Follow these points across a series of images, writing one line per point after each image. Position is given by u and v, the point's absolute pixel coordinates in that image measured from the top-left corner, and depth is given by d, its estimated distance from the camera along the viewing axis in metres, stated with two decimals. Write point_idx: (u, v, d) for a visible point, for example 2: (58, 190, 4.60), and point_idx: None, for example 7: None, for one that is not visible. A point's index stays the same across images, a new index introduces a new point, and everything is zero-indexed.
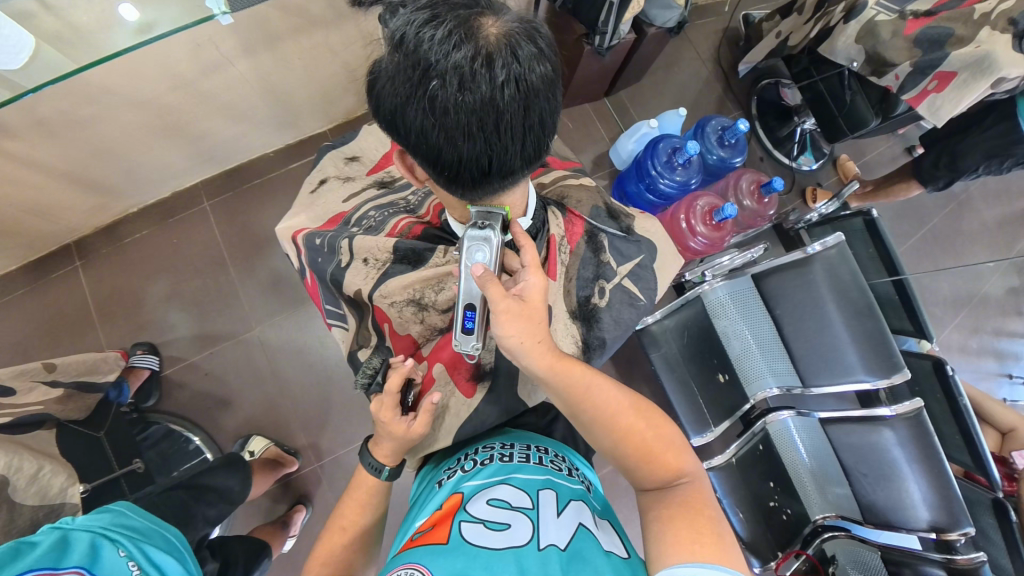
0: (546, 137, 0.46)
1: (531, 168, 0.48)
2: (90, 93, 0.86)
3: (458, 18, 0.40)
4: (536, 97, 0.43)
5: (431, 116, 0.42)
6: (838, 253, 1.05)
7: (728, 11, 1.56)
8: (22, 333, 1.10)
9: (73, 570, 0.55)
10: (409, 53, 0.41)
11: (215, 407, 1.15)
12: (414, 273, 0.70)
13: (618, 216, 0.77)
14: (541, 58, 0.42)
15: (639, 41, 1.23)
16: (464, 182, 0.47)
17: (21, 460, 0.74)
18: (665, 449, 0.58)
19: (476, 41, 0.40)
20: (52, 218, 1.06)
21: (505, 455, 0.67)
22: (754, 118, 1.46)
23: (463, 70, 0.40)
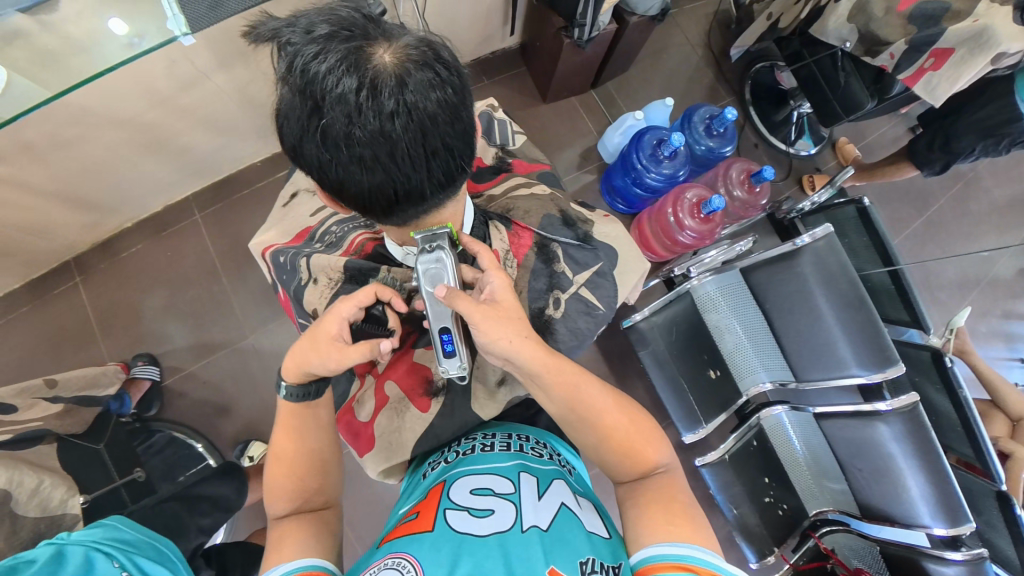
0: (456, 160, 0.46)
1: (447, 192, 0.48)
2: (70, 116, 0.88)
3: (343, 49, 0.40)
4: (434, 124, 0.42)
5: (326, 150, 0.42)
6: (827, 244, 1.02)
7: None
8: (28, 348, 1.15)
9: None
10: (299, 88, 0.41)
11: (215, 415, 1.19)
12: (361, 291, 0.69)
13: (573, 223, 0.76)
14: (437, 84, 0.41)
15: (622, 30, 1.20)
16: (376, 210, 0.47)
17: (22, 474, 0.77)
18: (642, 442, 0.58)
19: (361, 72, 0.39)
20: (49, 236, 1.10)
21: (487, 445, 0.68)
22: (748, 103, 1.41)
23: (350, 104, 0.40)
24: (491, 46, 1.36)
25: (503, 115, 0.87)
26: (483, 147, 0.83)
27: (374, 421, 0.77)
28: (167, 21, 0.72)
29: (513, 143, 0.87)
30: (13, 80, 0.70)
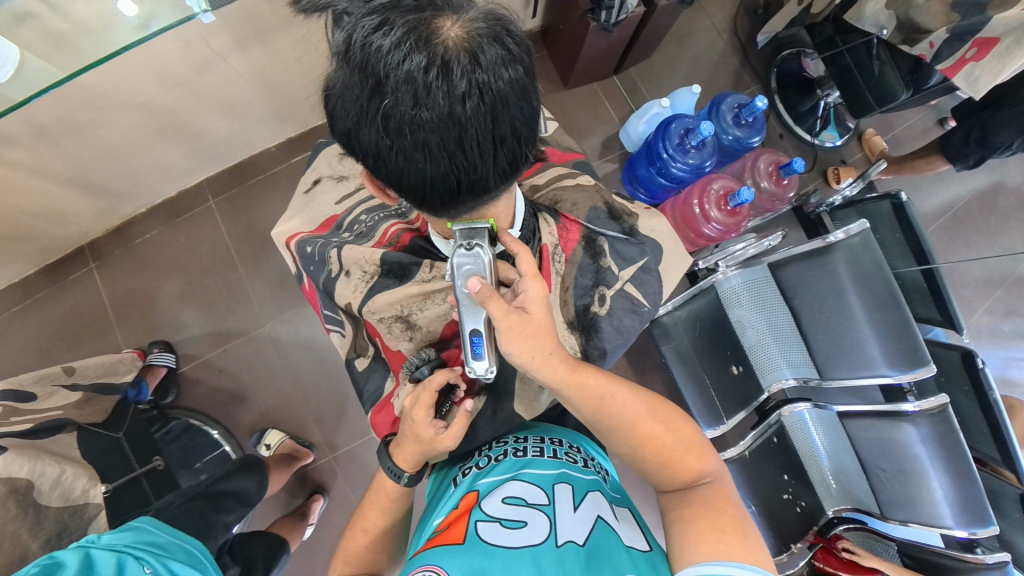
0: (522, 147, 0.43)
1: (508, 182, 0.46)
2: (83, 98, 0.85)
3: (409, 22, 0.37)
4: (504, 105, 0.40)
5: (387, 136, 0.40)
6: (862, 241, 0.97)
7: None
8: (42, 335, 1.14)
9: None
10: (359, 67, 0.38)
11: (231, 403, 1.18)
12: (403, 287, 0.67)
13: (618, 217, 0.73)
14: (508, 61, 0.39)
15: (649, 14, 1.16)
16: (435, 202, 0.44)
17: (44, 465, 0.76)
18: (685, 450, 0.58)
19: (429, 47, 0.37)
20: (64, 222, 1.08)
21: (519, 450, 0.68)
22: (774, 92, 1.36)
23: (418, 84, 0.37)
24: None
25: None
26: None
27: None
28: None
29: (544, 129, 0.84)
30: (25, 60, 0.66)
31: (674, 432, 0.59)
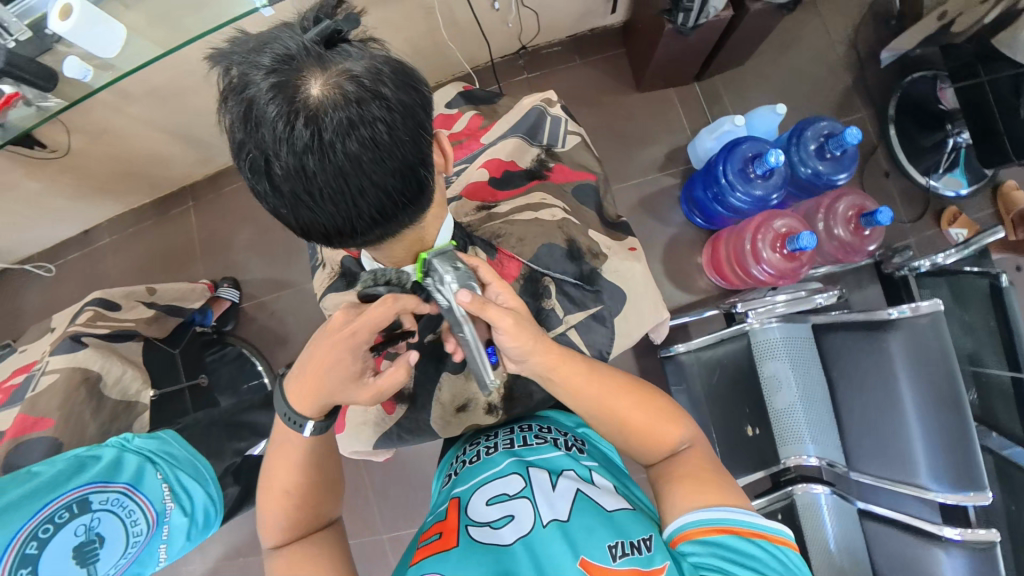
0: (391, 200, 0.45)
1: (387, 230, 0.48)
2: (184, 67, 1.00)
3: (266, 85, 0.40)
4: (354, 166, 0.42)
5: (257, 183, 0.44)
6: (930, 324, 0.82)
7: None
8: (148, 255, 1.39)
9: (122, 486, 0.78)
10: (233, 121, 0.43)
11: (275, 342, 1.35)
12: (347, 291, 0.74)
13: (580, 256, 0.70)
14: (358, 125, 0.41)
15: (739, 19, 1.03)
16: (315, 241, 0.49)
17: (109, 365, 0.95)
18: (665, 422, 0.59)
19: (282, 106, 0.40)
20: (170, 165, 1.29)
21: (489, 447, 0.68)
22: (891, 121, 1.14)
23: (269, 144, 0.41)
24: (589, 23, 1.25)
25: (559, 112, 0.82)
26: (520, 148, 0.79)
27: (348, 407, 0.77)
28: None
29: (563, 144, 0.81)
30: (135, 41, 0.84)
31: (615, 401, 0.60)
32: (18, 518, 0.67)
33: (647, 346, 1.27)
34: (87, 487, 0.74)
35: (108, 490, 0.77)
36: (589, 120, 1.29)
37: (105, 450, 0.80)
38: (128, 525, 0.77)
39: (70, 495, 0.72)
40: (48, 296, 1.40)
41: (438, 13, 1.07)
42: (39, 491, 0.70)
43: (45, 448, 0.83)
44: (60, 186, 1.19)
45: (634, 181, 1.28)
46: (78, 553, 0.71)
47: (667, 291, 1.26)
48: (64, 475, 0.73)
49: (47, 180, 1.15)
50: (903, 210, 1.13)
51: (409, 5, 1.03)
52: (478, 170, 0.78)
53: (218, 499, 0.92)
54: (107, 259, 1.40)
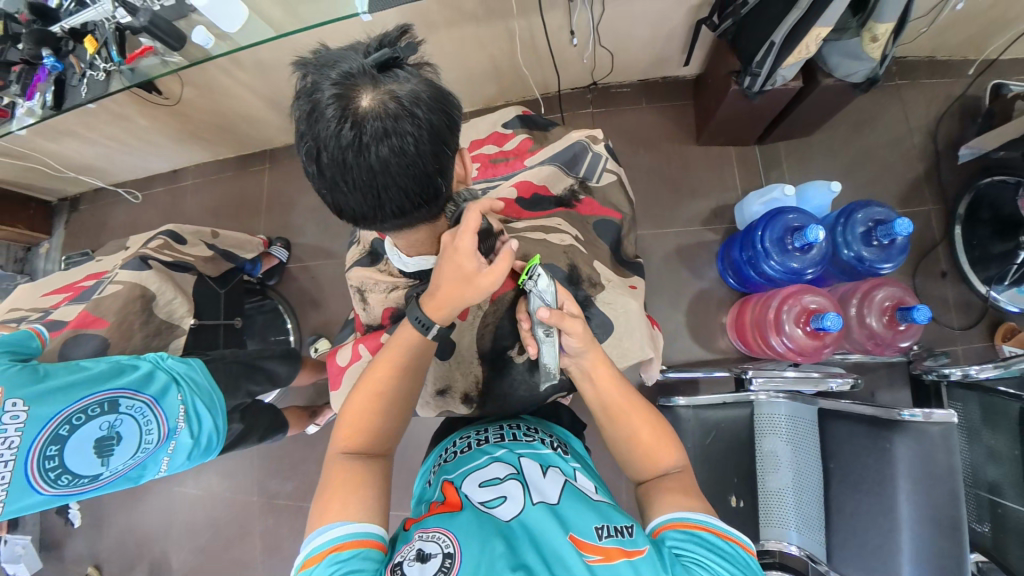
0: (408, 199, 0.53)
1: (403, 221, 0.57)
2: (292, 48, 1.14)
3: (328, 92, 0.49)
4: (384, 166, 0.50)
5: (309, 166, 0.54)
6: (942, 434, 0.78)
7: (975, 74, 1.18)
8: (223, 202, 1.56)
9: (146, 398, 0.87)
10: (300, 114, 0.52)
11: (309, 306, 1.48)
12: (370, 268, 0.83)
13: (578, 283, 0.74)
14: (391, 135, 0.49)
15: (809, 91, 1.04)
16: (344, 219, 0.58)
17: (165, 289, 1.07)
18: (658, 444, 0.61)
19: (336, 111, 0.49)
20: (259, 128, 1.45)
21: (480, 438, 0.71)
22: (957, 220, 1.07)
23: (322, 138, 0.50)
24: (662, 70, 1.30)
25: (601, 150, 0.91)
26: (555, 176, 0.88)
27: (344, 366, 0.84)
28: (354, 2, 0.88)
29: (597, 179, 0.90)
30: (253, 18, 0.96)
31: (626, 417, 0.62)
32: (59, 402, 0.79)
33: (652, 392, 1.26)
34: (119, 392, 0.85)
35: (135, 399, 0.86)
36: (640, 161, 1.32)
37: (143, 362, 0.90)
38: (143, 432, 0.87)
39: (103, 394, 0.83)
40: (132, 219, 1.60)
41: (518, 37, 1.16)
42: (79, 384, 0.81)
43: (96, 345, 0.96)
44: (166, 127, 1.37)
45: (673, 229, 1.29)
46: (98, 445, 0.82)
47: (683, 342, 1.26)
48: (104, 375, 0.84)
49: (155, 120, 1.33)
50: (955, 315, 1.07)
51: (493, 26, 1.12)
52: (511, 188, 0.87)
53: (223, 430, 1.00)
54: (188, 199, 1.58)
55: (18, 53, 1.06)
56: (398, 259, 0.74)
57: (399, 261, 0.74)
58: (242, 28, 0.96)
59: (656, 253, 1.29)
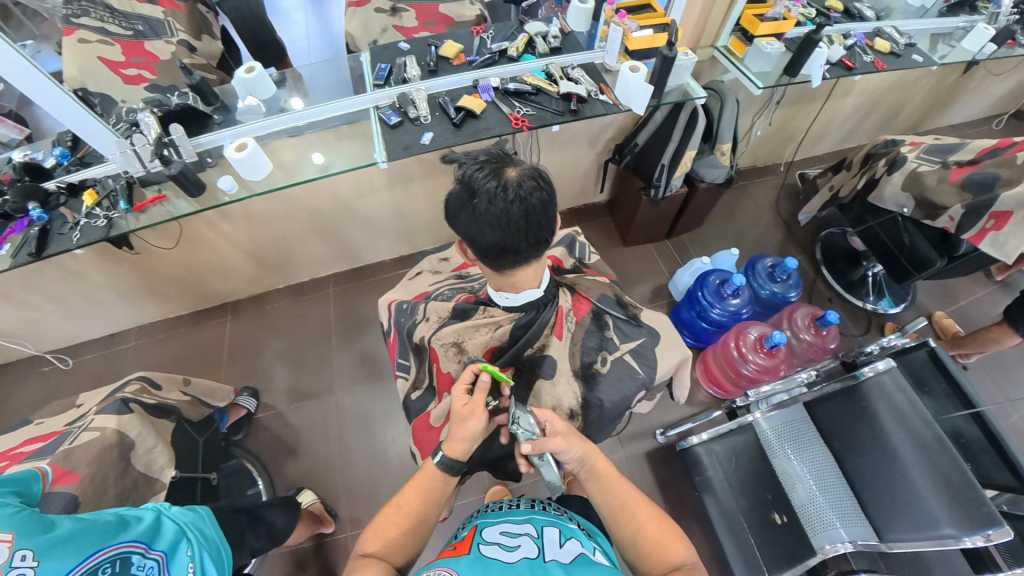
0: (546, 231, 0.62)
1: (537, 251, 0.63)
2: (287, 199, 1.30)
3: (484, 169, 0.58)
4: (536, 214, 0.59)
5: (465, 228, 0.60)
6: (892, 378, 1.00)
7: (785, 169, 1.79)
8: (173, 359, 1.44)
9: (156, 554, 0.70)
10: (455, 190, 0.60)
11: (284, 454, 1.33)
12: (463, 322, 0.80)
13: (626, 305, 0.85)
14: (539, 192, 0.59)
15: (692, 193, 1.48)
16: (487, 259, 0.63)
17: (144, 435, 0.94)
18: (668, 537, 0.64)
19: (494, 180, 0.58)
20: (229, 280, 1.48)
21: (513, 504, 0.78)
22: (821, 263, 1.53)
23: (483, 201, 0.58)
24: (584, 199, 1.73)
25: (584, 240, 1.09)
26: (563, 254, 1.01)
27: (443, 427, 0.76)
28: (373, 154, 1.10)
29: (588, 259, 1.06)
30: (273, 173, 1.13)
31: (631, 507, 0.68)
32: (58, 563, 0.61)
33: (657, 454, 1.33)
34: (126, 548, 0.67)
35: (142, 557, 0.68)
36: None
37: (146, 512, 0.73)
38: None
39: (109, 550, 0.65)
40: (46, 393, 1.38)
41: None
42: (85, 538, 0.65)
43: (64, 503, 0.77)
44: (126, 284, 1.34)
45: None
46: None
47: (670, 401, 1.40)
48: (107, 529, 0.67)
49: (114, 277, 1.30)
50: (853, 325, 1.42)
51: None
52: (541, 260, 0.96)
53: None
54: (127, 361, 1.44)
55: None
56: (501, 299, 0.75)
57: (502, 300, 0.75)
58: (263, 180, 1.12)
59: None
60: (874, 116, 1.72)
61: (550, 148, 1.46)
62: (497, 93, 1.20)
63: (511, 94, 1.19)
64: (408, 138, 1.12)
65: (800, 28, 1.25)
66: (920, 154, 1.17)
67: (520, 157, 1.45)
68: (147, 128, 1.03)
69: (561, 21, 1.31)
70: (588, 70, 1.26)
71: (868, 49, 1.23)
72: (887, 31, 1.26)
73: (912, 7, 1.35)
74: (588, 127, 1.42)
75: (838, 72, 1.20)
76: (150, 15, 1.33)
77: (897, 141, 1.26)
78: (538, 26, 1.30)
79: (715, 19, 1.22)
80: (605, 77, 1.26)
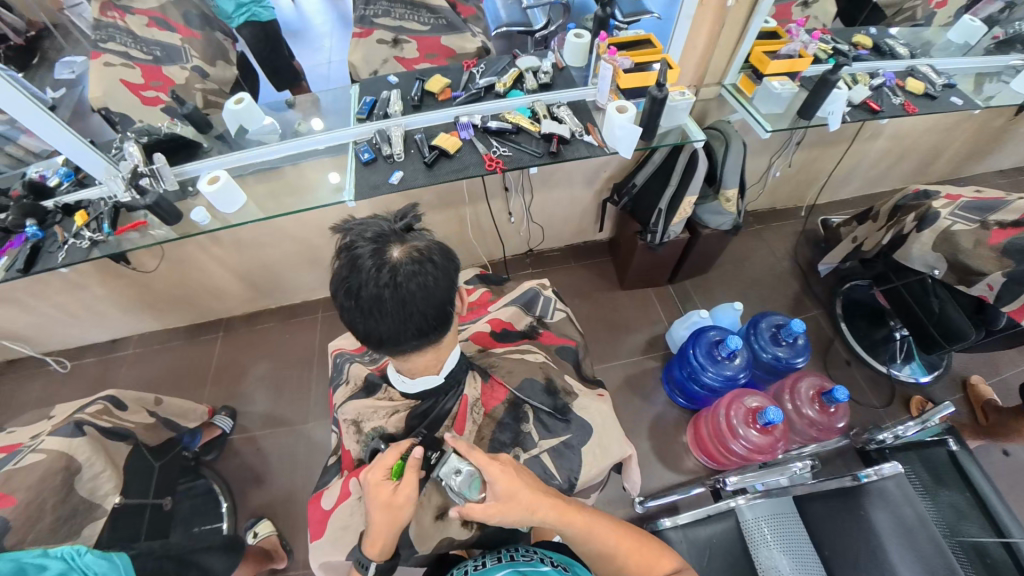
0: (428, 323, 0.63)
1: (421, 341, 0.65)
2: (272, 228, 1.32)
3: (368, 248, 0.61)
4: (414, 297, 0.61)
5: (347, 303, 0.63)
6: (898, 486, 0.88)
7: (805, 214, 1.69)
8: (163, 373, 1.49)
9: None
10: (342, 265, 0.63)
11: (250, 481, 1.32)
12: (368, 398, 0.80)
13: (555, 393, 0.84)
14: (420, 276, 0.61)
15: (695, 239, 1.36)
16: (369, 345, 0.65)
17: (93, 459, 0.95)
18: (656, 559, 0.66)
19: (375, 261, 0.60)
20: (222, 299, 1.52)
21: (478, 564, 0.67)
22: (839, 318, 1.39)
23: (363, 280, 0.60)
24: (583, 237, 1.65)
25: (551, 294, 1.08)
26: (518, 314, 1.02)
27: (334, 509, 0.73)
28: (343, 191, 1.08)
29: (551, 315, 1.05)
30: (248, 207, 1.14)
31: (612, 544, 0.65)
32: None
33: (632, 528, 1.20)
34: None
35: None
36: (580, 306, 1.54)
37: (53, 561, 0.74)
38: None
39: None
40: (45, 396, 1.45)
41: (467, 220, 1.46)
42: None
43: None
44: (123, 298, 1.40)
45: (618, 360, 1.43)
46: None
47: (655, 468, 1.26)
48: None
49: (112, 290, 1.36)
50: (873, 395, 1.27)
51: (450, 212, 1.40)
52: (485, 323, 1.00)
53: None
54: (120, 371, 1.50)
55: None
56: (400, 382, 0.76)
57: (401, 384, 0.76)
58: (239, 210, 1.13)
59: (610, 384, 1.39)
60: (905, 160, 1.61)
61: (543, 186, 1.40)
62: (478, 130, 1.16)
63: (492, 132, 1.15)
64: (377, 177, 1.10)
65: (819, 65, 1.13)
66: (956, 210, 1.00)
67: (511, 193, 1.40)
68: (131, 157, 1.07)
69: (556, 55, 1.26)
70: (577, 108, 1.21)
71: (898, 89, 1.09)
72: (922, 70, 1.13)
73: (952, 43, 1.23)
74: (582, 166, 1.34)
75: (860, 115, 1.06)
76: (169, 42, 1.34)
77: (930, 192, 1.10)
78: (531, 61, 1.25)
79: (719, 61, 1.13)
80: (594, 115, 1.20)
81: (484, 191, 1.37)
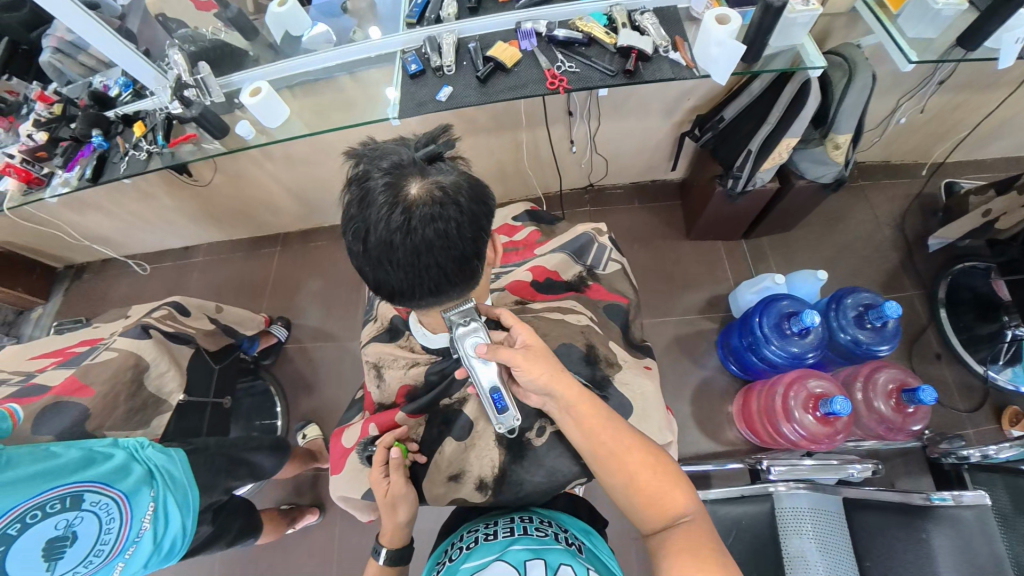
0: (444, 278, 0.57)
1: (437, 297, 0.60)
2: (320, 145, 1.27)
3: (383, 181, 0.54)
4: (429, 248, 0.54)
5: (358, 245, 0.57)
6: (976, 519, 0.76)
7: (929, 173, 1.40)
8: (228, 280, 1.59)
9: (117, 493, 0.77)
10: (355, 196, 0.57)
11: (302, 389, 1.43)
12: (390, 344, 0.79)
13: (595, 362, 0.77)
14: (438, 221, 0.54)
15: (785, 191, 1.16)
16: (382, 295, 0.61)
17: (157, 362, 1.03)
18: (667, 489, 0.58)
19: (389, 196, 0.53)
20: (278, 215, 1.55)
21: (489, 535, 0.62)
22: (940, 304, 1.20)
23: (373, 220, 0.54)
24: (652, 175, 1.47)
25: (606, 241, 0.97)
26: (565, 263, 0.93)
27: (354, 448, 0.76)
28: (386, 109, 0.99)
29: (603, 267, 0.96)
30: (293, 120, 1.08)
31: (625, 455, 0.59)
32: (14, 496, 0.69)
33: None
34: (89, 484, 0.75)
35: (103, 493, 0.76)
36: (637, 253, 1.41)
37: (119, 451, 0.81)
38: (102, 532, 0.75)
39: (66, 488, 0.73)
40: (133, 291, 1.62)
41: (523, 147, 1.32)
42: (49, 473, 0.73)
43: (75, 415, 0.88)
44: (189, 208, 1.46)
45: (670, 318, 1.33)
46: (47, 548, 0.70)
47: (692, 435, 1.20)
48: (72, 467, 0.75)
49: (178, 200, 1.42)
50: (959, 400, 1.13)
51: (504, 137, 1.28)
52: (526, 272, 0.92)
53: (189, 534, 0.86)
54: (193, 275, 1.62)
55: (69, 131, 1.10)
56: (420, 334, 0.73)
57: (422, 337, 0.73)
58: (284, 125, 1.07)
59: (658, 341, 1.30)
60: None
61: (612, 115, 1.21)
62: (541, 40, 0.99)
63: (558, 44, 0.97)
64: (425, 93, 0.99)
65: None
66: None
67: (574, 121, 1.23)
68: (176, 66, 1.01)
69: None
70: (665, 16, 0.98)
71: None
72: None
73: None
74: (661, 93, 1.14)
75: None
76: None
77: None
78: None
79: None
80: (686, 27, 0.98)
81: (544, 117, 1.21)
